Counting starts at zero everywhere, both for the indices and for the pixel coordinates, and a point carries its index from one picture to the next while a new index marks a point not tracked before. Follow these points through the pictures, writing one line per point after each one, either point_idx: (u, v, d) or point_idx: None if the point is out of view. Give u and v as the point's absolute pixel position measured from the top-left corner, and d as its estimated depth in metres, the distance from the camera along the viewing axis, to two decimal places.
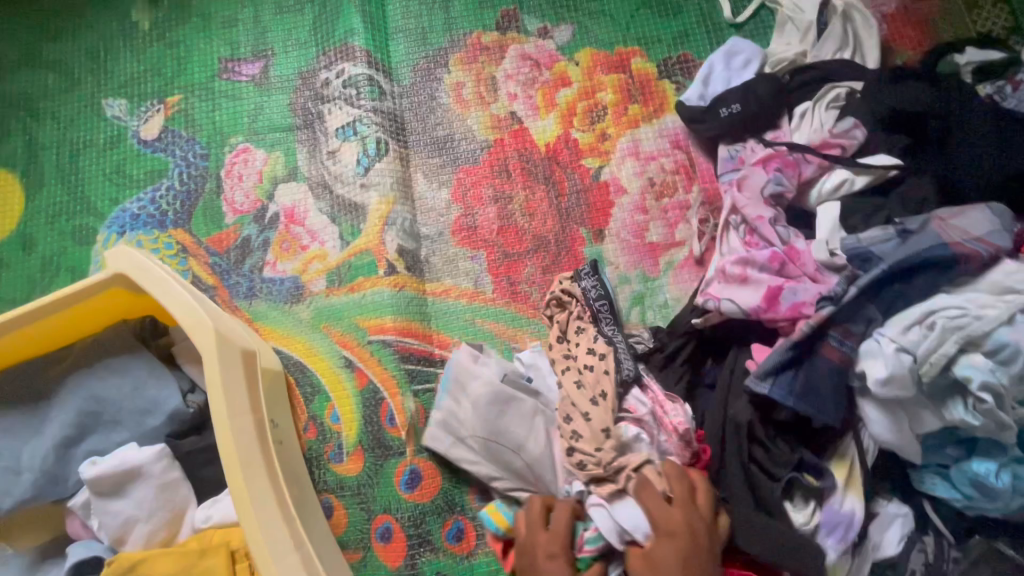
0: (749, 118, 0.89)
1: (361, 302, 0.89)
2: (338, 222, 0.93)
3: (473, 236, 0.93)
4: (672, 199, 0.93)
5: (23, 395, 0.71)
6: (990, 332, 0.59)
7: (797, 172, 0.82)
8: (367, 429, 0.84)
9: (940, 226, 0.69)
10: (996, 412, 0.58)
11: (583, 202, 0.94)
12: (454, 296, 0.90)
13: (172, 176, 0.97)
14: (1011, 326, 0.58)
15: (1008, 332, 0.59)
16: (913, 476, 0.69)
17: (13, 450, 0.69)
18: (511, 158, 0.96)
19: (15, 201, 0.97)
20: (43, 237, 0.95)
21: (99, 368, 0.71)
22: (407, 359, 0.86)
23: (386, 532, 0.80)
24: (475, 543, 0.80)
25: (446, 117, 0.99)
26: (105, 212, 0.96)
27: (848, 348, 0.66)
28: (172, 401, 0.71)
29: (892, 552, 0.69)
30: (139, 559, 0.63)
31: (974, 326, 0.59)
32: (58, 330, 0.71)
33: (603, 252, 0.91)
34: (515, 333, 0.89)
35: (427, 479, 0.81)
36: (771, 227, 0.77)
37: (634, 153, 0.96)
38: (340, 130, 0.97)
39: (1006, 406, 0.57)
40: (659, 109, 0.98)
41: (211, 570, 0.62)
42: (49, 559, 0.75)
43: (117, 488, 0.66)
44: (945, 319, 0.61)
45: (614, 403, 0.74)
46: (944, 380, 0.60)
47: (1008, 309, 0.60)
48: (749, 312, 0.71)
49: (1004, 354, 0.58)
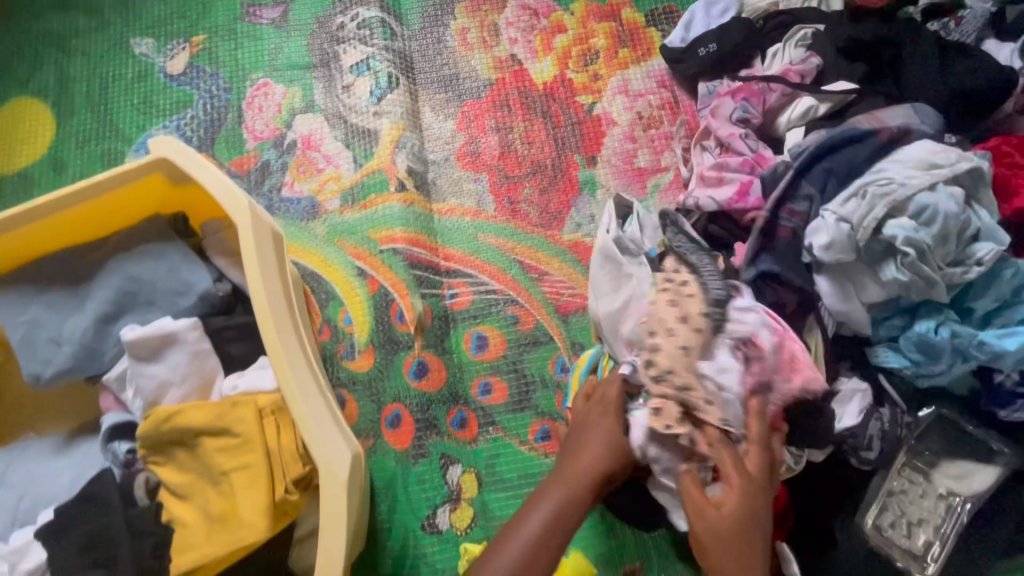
0: (726, 56, 0.99)
1: (372, 217, 0.97)
2: (352, 147, 1.01)
3: (477, 161, 1.01)
4: (658, 130, 1.03)
5: (64, 276, 0.77)
6: (912, 197, 0.68)
7: (762, 100, 0.92)
8: (378, 328, 0.91)
9: (864, 116, 0.79)
10: (918, 264, 0.67)
11: (578, 133, 1.03)
12: (459, 214, 0.98)
13: (197, 106, 1.04)
14: (930, 191, 0.68)
15: (928, 197, 0.68)
16: (870, 353, 0.78)
17: (55, 323, 0.75)
18: (512, 94, 1.05)
19: (46, 126, 1.03)
20: (73, 159, 1.02)
21: (136, 252, 0.77)
22: (416, 267, 0.94)
23: (395, 419, 0.87)
24: (478, 430, 0.88)
25: (452, 58, 1.08)
26: (133, 137, 1.03)
27: (795, 224, 0.75)
28: (204, 283, 0.78)
29: (852, 421, 0.76)
30: (175, 412, 0.69)
31: (900, 191, 0.69)
32: (98, 214, 0.77)
33: (595, 176, 1.00)
34: (514, 246, 0.97)
35: (434, 371, 0.89)
36: (742, 141, 0.87)
37: (624, 91, 1.05)
38: (354, 67, 1.05)
39: (928, 260, 0.67)
40: (646, 53, 1.08)
41: (242, 419, 0.68)
42: (81, 437, 0.81)
43: (154, 353, 0.73)
44: (876, 189, 0.70)
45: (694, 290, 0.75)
46: (878, 243, 0.70)
47: (930, 177, 0.69)
48: (721, 206, 0.82)
49: (925, 215, 0.67)
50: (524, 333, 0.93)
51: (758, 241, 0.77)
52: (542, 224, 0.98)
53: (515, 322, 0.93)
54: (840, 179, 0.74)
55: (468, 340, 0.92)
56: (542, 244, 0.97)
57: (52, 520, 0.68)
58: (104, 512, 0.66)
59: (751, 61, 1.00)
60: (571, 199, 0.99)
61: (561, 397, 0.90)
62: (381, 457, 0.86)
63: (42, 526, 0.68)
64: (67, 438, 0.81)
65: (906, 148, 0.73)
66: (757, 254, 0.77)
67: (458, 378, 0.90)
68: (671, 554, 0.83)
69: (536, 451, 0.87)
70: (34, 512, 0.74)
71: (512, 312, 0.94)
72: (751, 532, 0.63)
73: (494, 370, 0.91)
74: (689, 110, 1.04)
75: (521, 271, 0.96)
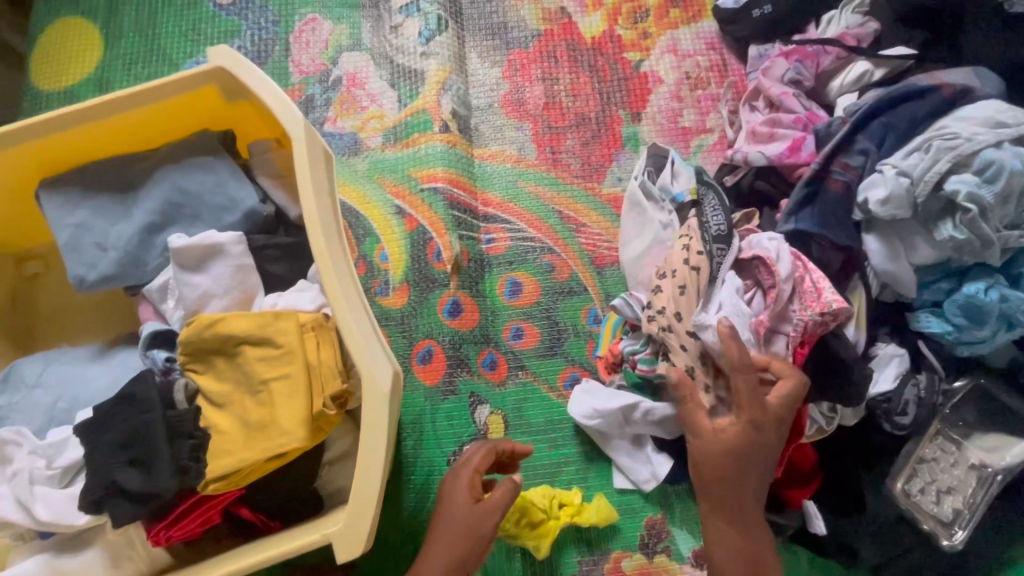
0: (782, 18, 0.97)
1: (414, 156, 0.97)
2: (397, 87, 1.01)
3: (521, 110, 1.01)
4: (705, 91, 1.02)
5: (114, 183, 0.78)
6: (977, 153, 0.68)
7: (816, 63, 0.90)
8: (414, 266, 0.91)
9: (927, 78, 0.78)
10: (978, 222, 0.67)
11: (624, 89, 1.02)
12: (500, 160, 0.98)
13: (244, 38, 1.05)
14: (997, 148, 0.67)
15: (994, 154, 0.67)
16: (911, 318, 0.77)
17: (102, 228, 0.76)
18: (560, 47, 1.04)
19: (95, 47, 1.05)
20: (120, 82, 1.03)
21: (185, 165, 0.78)
22: (454, 207, 0.94)
23: (426, 355, 0.87)
24: (508, 373, 0.88)
25: (501, 6, 1.06)
26: (180, 64, 1.04)
27: (848, 178, 0.75)
28: (249, 201, 0.78)
29: (888, 387, 0.75)
30: (218, 319, 0.70)
31: (965, 146, 0.68)
32: (148, 123, 0.78)
33: (639, 132, 1.00)
34: (554, 196, 0.96)
35: (468, 311, 0.89)
36: (794, 100, 0.87)
37: (673, 50, 1.04)
38: (403, 8, 1.04)
39: (988, 219, 0.67)
40: (697, 15, 1.06)
41: (284, 331, 0.68)
42: (117, 347, 0.82)
43: (200, 263, 0.74)
44: (940, 143, 0.70)
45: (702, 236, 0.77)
46: (938, 200, 0.69)
47: (997, 135, 0.68)
48: (773, 159, 0.82)
49: (990, 172, 0.67)
50: (559, 281, 0.92)
51: (804, 193, 0.77)
52: (583, 176, 0.97)
53: (551, 270, 0.93)
54: (898, 134, 0.74)
55: (502, 284, 0.92)
56: (581, 196, 0.96)
57: (92, 417, 0.68)
58: (145, 411, 0.66)
59: (805, 27, 0.98)
60: (614, 153, 0.99)
61: (592, 345, 0.90)
62: (410, 393, 0.86)
63: (82, 422, 0.68)
64: (105, 347, 0.82)
65: (967, 107, 0.73)
66: (801, 208, 0.77)
67: (490, 321, 0.90)
68: (693, 508, 0.82)
69: (564, 398, 0.87)
70: (72, 413, 0.75)
71: (547, 261, 0.93)
72: (748, 463, 0.67)
73: (526, 315, 0.91)
74: (737, 74, 1.03)
75: (559, 221, 0.95)
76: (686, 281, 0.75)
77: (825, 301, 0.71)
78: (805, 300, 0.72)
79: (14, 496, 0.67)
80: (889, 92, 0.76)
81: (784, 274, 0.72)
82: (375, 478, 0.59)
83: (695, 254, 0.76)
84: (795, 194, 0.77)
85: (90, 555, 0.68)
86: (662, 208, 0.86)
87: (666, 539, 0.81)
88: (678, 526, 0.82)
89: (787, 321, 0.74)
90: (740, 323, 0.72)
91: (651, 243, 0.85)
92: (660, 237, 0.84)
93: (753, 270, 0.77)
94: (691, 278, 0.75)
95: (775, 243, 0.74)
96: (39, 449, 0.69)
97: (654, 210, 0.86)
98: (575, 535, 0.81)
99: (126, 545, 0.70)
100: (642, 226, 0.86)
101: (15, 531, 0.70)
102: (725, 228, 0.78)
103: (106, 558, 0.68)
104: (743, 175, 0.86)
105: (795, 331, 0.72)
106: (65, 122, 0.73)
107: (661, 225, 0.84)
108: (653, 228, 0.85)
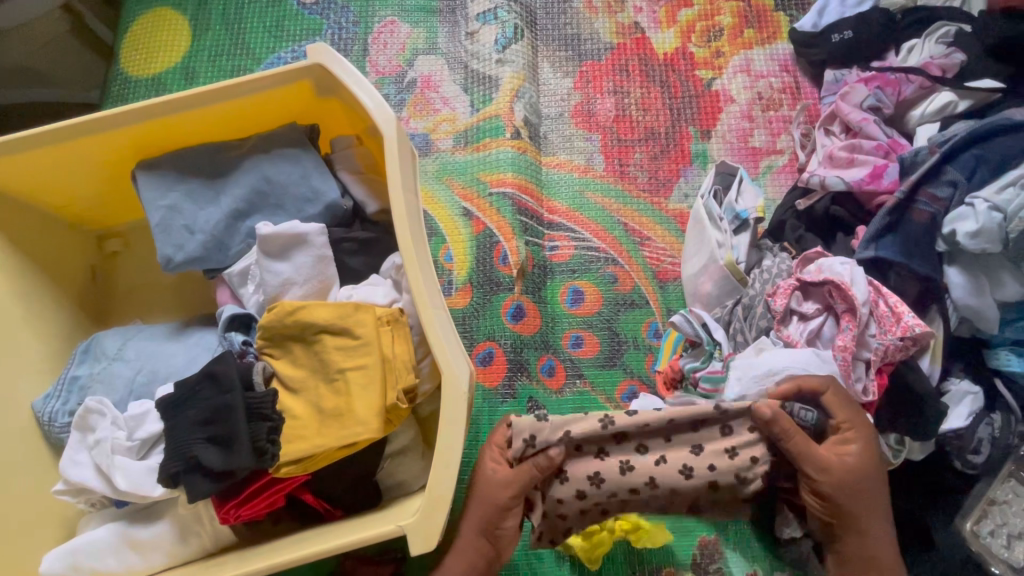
0: (861, 43, 0.97)
1: (484, 159, 0.98)
2: (470, 92, 1.03)
3: (591, 120, 1.02)
4: (776, 113, 1.02)
5: (205, 168, 0.81)
6: None
7: (897, 91, 0.90)
8: (479, 268, 0.92)
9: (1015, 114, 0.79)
10: None
11: (695, 106, 1.03)
12: (567, 170, 0.99)
13: (324, 35, 1.08)
14: None
15: None
16: (987, 354, 0.79)
17: (192, 212, 0.79)
18: (632, 61, 1.05)
19: (182, 38, 1.09)
20: (203, 72, 1.07)
21: (273, 156, 0.80)
22: (523, 213, 0.95)
23: (487, 357, 0.88)
24: (566, 381, 0.88)
25: (575, 18, 1.08)
26: (261, 57, 1.08)
27: (934, 210, 0.76)
28: (331, 195, 0.80)
29: (960, 424, 0.75)
30: (299, 306, 0.71)
31: None
32: (239, 114, 0.80)
33: (708, 150, 1.00)
34: (621, 207, 0.97)
35: (531, 316, 0.90)
36: (875, 127, 0.86)
37: (745, 70, 1.05)
38: (480, 15, 1.06)
39: None
40: (772, 37, 1.07)
41: (362, 324, 0.69)
42: (192, 327, 0.85)
43: (283, 251, 0.76)
44: None
45: (773, 269, 0.81)
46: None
47: None
48: (852, 185, 0.82)
49: None
50: (621, 293, 0.93)
51: (887, 222, 0.77)
52: (649, 190, 0.98)
53: (614, 281, 0.93)
54: (990, 168, 0.75)
55: (565, 292, 0.93)
56: (646, 209, 0.97)
57: (173, 393, 0.71)
58: (225, 390, 0.68)
59: (883, 54, 0.97)
60: (682, 169, 0.99)
61: (651, 359, 0.89)
62: None
63: (163, 397, 0.71)
64: (180, 326, 0.84)
65: None
66: (882, 235, 0.77)
67: (551, 328, 0.91)
68: (747, 532, 0.81)
69: (622, 410, 0.87)
70: (150, 387, 0.77)
71: (611, 272, 0.94)
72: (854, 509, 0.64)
73: (587, 324, 0.91)
74: (811, 97, 1.03)
75: (624, 233, 0.96)
76: (758, 316, 0.77)
77: (906, 326, 0.70)
78: (884, 324, 0.71)
79: (94, 464, 0.70)
80: (984, 124, 0.77)
81: (862, 299, 0.71)
82: (454, 473, 0.60)
83: (761, 287, 0.79)
84: (876, 222, 0.77)
85: (161, 527, 0.70)
86: (720, 221, 0.85)
87: (719, 560, 0.80)
88: (731, 548, 0.81)
89: (865, 346, 0.72)
90: (810, 354, 0.69)
91: (708, 261, 0.84)
92: (719, 257, 0.83)
93: (823, 294, 0.75)
94: (749, 310, 0.79)
95: (849, 268, 0.74)
96: (121, 420, 0.71)
97: (711, 226, 0.85)
98: (625, 551, 0.80)
99: (194, 520, 0.71)
100: (699, 242, 0.86)
101: (91, 497, 0.72)
102: (789, 273, 0.80)
103: (175, 531, 0.70)
104: (817, 199, 0.86)
105: (875, 356, 0.70)
106: (164, 110, 0.75)
107: (719, 244, 0.84)
108: (711, 247, 0.84)
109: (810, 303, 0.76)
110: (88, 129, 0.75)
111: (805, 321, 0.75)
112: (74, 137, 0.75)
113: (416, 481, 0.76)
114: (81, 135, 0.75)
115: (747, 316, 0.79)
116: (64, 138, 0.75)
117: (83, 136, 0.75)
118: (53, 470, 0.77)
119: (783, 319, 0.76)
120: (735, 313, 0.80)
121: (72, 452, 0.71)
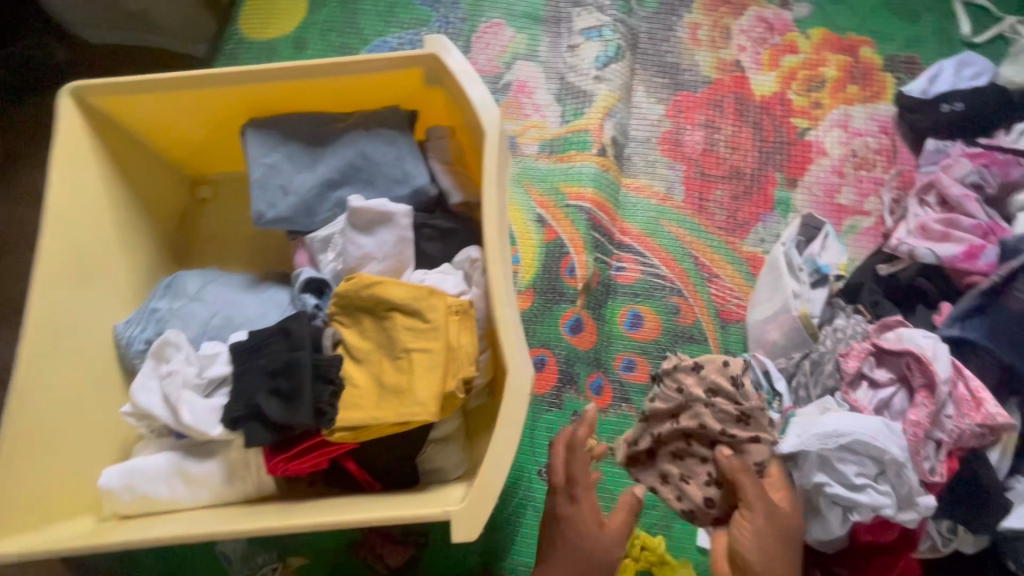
0: (969, 118, 0.95)
1: (567, 171, 0.99)
2: (563, 103, 1.04)
3: (678, 150, 1.02)
4: (868, 173, 1.00)
5: (307, 135, 0.85)
6: None
7: (1003, 172, 0.87)
8: (544, 275, 0.93)
9: None
10: None
11: (785, 152, 1.02)
12: (646, 194, 1.00)
13: (432, 27, 1.12)
14: None
15: None
16: None
17: (289, 173, 0.83)
18: (728, 98, 1.05)
19: (299, 9, 1.14)
20: (312, 44, 1.12)
21: (374, 134, 0.84)
22: (596, 229, 0.96)
23: (538, 363, 0.89)
24: (611, 401, 0.88)
25: (678, 48, 1.09)
26: (369, 39, 1.12)
27: None
28: (421, 180, 0.82)
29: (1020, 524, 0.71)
30: (376, 281, 0.72)
31: None
32: (349, 89, 0.84)
33: (791, 198, 0.99)
34: (694, 241, 0.97)
35: (588, 331, 0.90)
36: (975, 204, 0.84)
37: (843, 125, 1.03)
38: (586, 31, 1.08)
39: None
40: (875, 96, 1.05)
41: (434, 308, 0.70)
42: (267, 281, 0.88)
43: (370, 226, 0.79)
44: None
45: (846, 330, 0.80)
46: None
47: None
48: (943, 260, 0.80)
49: None
50: (682, 325, 0.92)
51: (976, 303, 0.76)
52: (725, 228, 0.98)
53: (675, 312, 0.93)
54: None
55: (624, 314, 0.93)
56: (719, 247, 0.96)
57: (246, 340, 0.74)
58: (295, 348, 0.70)
59: (993, 132, 0.95)
60: (762, 213, 0.98)
61: None
62: None
63: (237, 343, 0.74)
64: (256, 278, 0.88)
65: None
66: (969, 317, 0.76)
67: (605, 346, 0.91)
68: None
69: None
70: (223, 331, 0.81)
71: (674, 302, 0.93)
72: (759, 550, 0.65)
73: (641, 350, 0.91)
74: (907, 163, 1.01)
75: (693, 267, 0.95)
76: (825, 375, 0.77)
77: (988, 414, 0.68)
78: (962, 408, 0.70)
79: (162, 393, 0.73)
80: None
81: (942, 376, 0.70)
82: (503, 471, 0.61)
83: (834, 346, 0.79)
84: (964, 303, 0.77)
85: (211, 466, 0.73)
86: (798, 272, 0.84)
87: None
88: None
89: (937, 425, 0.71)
90: (877, 420, 0.67)
91: (778, 311, 0.83)
92: (791, 308, 0.81)
93: (899, 364, 0.74)
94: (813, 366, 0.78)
95: (931, 342, 0.73)
96: (194, 357, 0.74)
97: (785, 275, 0.84)
98: None
99: (243, 466, 0.73)
100: (771, 287, 0.85)
101: (152, 424, 0.75)
102: (865, 335, 0.79)
103: (223, 471, 0.73)
104: (902, 266, 0.84)
105: (947, 437, 0.70)
106: (282, 74, 0.79)
107: (790, 293, 0.82)
108: (784, 297, 0.82)
109: (883, 370, 0.76)
110: (211, 82, 0.79)
111: (876, 390, 0.75)
112: (197, 87, 0.80)
113: (454, 471, 0.77)
114: (203, 87, 0.80)
115: (813, 373, 0.77)
116: (187, 85, 0.79)
117: (203, 87, 0.80)
118: (118, 393, 0.81)
119: (851, 381, 0.76)
120: (801, 366, 0.78)
121: (144, 378, 0.74)
